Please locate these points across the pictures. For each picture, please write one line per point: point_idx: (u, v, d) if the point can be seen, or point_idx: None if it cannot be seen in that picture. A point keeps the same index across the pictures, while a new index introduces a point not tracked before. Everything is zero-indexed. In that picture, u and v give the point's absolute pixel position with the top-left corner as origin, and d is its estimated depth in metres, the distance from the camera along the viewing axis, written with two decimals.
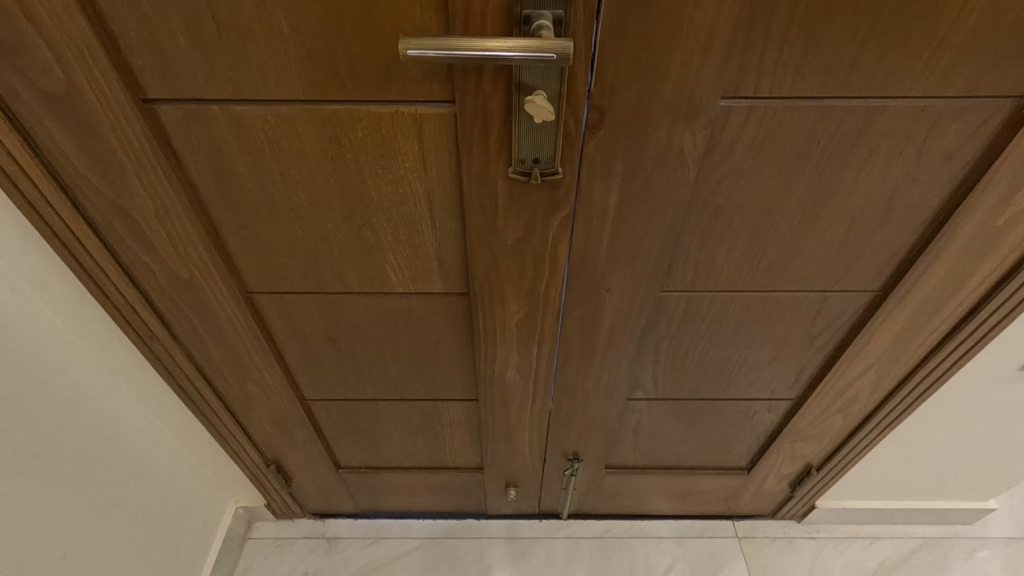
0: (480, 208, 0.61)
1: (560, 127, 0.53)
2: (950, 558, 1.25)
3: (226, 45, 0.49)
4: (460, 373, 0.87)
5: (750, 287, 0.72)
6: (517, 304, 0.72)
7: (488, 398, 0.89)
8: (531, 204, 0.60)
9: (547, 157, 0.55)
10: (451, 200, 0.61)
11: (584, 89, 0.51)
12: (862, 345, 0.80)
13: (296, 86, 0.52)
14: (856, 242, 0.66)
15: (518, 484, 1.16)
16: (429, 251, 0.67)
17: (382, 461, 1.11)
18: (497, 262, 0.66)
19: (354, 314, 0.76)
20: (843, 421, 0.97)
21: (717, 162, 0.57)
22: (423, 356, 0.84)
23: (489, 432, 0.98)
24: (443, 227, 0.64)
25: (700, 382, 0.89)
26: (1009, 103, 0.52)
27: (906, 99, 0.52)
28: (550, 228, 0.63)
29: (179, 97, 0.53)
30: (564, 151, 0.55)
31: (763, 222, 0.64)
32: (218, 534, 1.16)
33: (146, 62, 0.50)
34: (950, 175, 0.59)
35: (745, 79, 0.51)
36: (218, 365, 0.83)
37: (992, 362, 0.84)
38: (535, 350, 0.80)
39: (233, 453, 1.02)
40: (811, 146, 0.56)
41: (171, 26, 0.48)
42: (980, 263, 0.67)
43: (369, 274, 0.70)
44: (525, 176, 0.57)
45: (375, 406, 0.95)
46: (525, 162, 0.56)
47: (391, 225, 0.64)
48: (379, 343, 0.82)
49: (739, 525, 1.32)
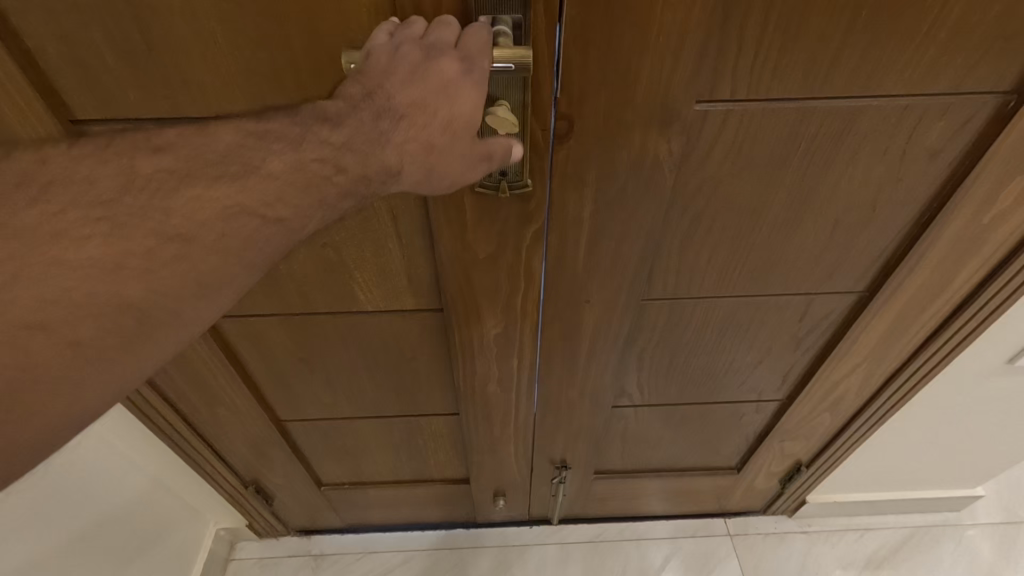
0: (447, 224, 0.58)
1: (526, 138, 0.50)
2: (940, 546, 1.25)
3: (160, 60, 0.46)
4: (440, 386, 0.85)
5: (734, 293, 0.70)
6: (494, 320, 0.69)
7: (470, 412, 0.87)
8: (502, 219, 0.57)
9: (515, 169, 0.52)
10: (416, 215, 0.59)
11: (550, 96, 0.48)
12: (850, 345, 0.78)
13: (240, 98, 0.49)
14: (841, 244, 0.64)
15: (506, 494, 1.13)
16: (396, 268, 0.66)
17: (365, 476, 1.08)
18: (469, 278, 0.63)
19: (324, 333, 0.75)
20: (831, 419, 0.96)
21: (694, 168, 0.55)
22: (399, 371, 0.82)
23: (473, 444, 0.96)
24: (411, 243, 0.63)
25: (686, 388, 0.87)
26: (994, 99, 0.50)
27: (889, 97, 0.50)
28: (523, 241, 0.59)
29: (112, 117, 0.49)
30: (533, 163, 0.52)
31: (745, 228, 0.61)
32: (199, 557, 1.14)
33: (72, 82, 0.47)
34: (935, 173, 0.57)
35: (720, 82, 0.48)
36: (183, 391, 0.82)
37: (978, 355, 0.83)
38: (515, 364, 0.78)
39: (207, 476, 1.00)
40: (792, 148, 0.54)
41: (96, 42, 0.45)
42: (968, 261, 0.65)
43: (336, 292, 0.69)
44: (493, 191, 0.53)
45: (354, 423, 0.93)
46: (492, 176, 0.52)
47: (354, 244, 0.63)
48: (353, 360, 0.80)
49: (731, 523, 1.31)
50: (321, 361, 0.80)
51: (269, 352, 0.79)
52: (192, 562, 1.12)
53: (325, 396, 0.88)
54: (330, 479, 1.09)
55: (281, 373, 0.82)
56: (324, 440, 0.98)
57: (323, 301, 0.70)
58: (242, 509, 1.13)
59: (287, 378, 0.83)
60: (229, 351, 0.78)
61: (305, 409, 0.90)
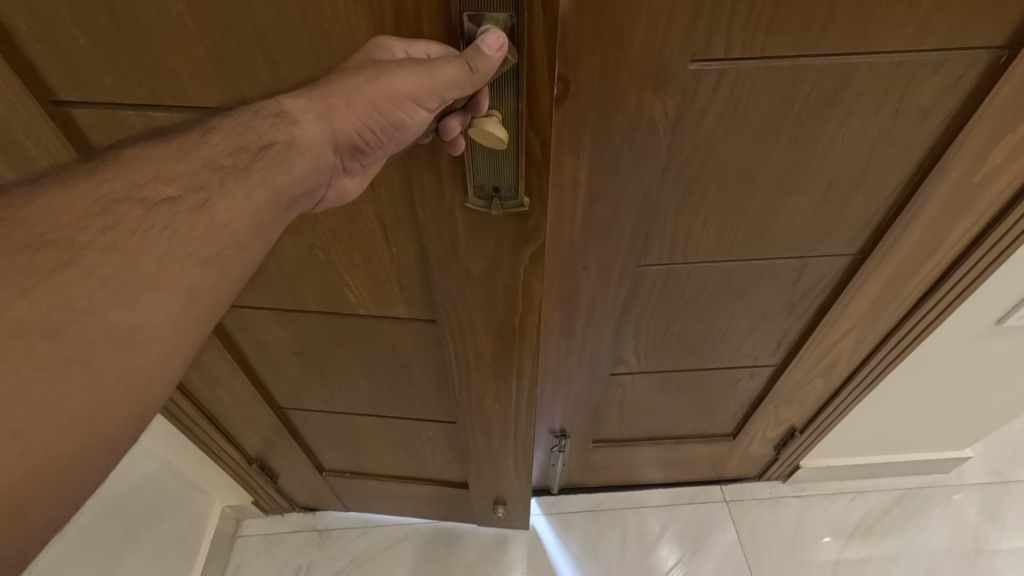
0: (437, 234, 0.58)
1: (520, 153, 0.49)
2: (929, 505, 1.29)
3: (129, 42, 0.46)
4: (435, 390, 0.85)
5: (728, 258, 0.71)
6: (488, 330, 0.69)
7: (467, 421, 0.88)
8: (498, 234, 0.57)
9: (508, 186, 0.51)
10: (406, 225, 0.59)
11: (545, 107, 0.46)
12: (843, 309, 0.79)
13: (211, 90, 0.49)
14: (835, 206, 0.65)
15: (507, 502, 1.12)
16: (388, 276, 0.66)
17: (365, 467, 1.10)
18: (461, 290, 0.64)
19: (318, 332, 0.76)
20: (823, 384, 0.98)
21: (689, 131, 0.55)
22: (394, 374, 0.83)
23: (472, 451, 0.96)
24: (401, 251, 0.62)
25: (681, 354, 0.88)
26: (987, 54, 0.50)
27: (883, 54, 0.50)
28: (521, 259, 0.59)
29: (92, 101, 0.50)
30: (527, 180, 0.51)
31: (739, 192, 0.62)
32: (206, 536, 1.16)
33: (48, 63, 0.47)
34: (928, 134, 0.57)
35: (715, 40, 0.48)
36: (191, 376, 0.84)
37: (967, 318, 0.85)
38: (515, 383, 0.77)
39: (215, 457, 1.02)
40: (785, 111, 0.54)
41: (67, 23, 0.45)
42: (958, 221, 0.66)
43: (328, 293, 0.69)
44: (485, 206, 0.53)
45: (351, 421, 0.95)
46: (484, 190, 0.52)
47: (344, 247, 0.63)
48: (346, 357, 0.80)
49: (727, 489, 1.34)
50: (318, 357, 0.81)
51: (265, 339, 0.79)
52: (200, 542, 1.14)
53: (322, 390, 0.88)
54: (331, 465, 1.10)
55: (278, 363, 0.83)
56: (326, 430, 0.98)
57: (314, 297, 0.70)
58: (246, 486, 1.14)
59: (284, 367, 0.84)
60: (231, 338, 0.78)
61: (302, 398, 0.90)
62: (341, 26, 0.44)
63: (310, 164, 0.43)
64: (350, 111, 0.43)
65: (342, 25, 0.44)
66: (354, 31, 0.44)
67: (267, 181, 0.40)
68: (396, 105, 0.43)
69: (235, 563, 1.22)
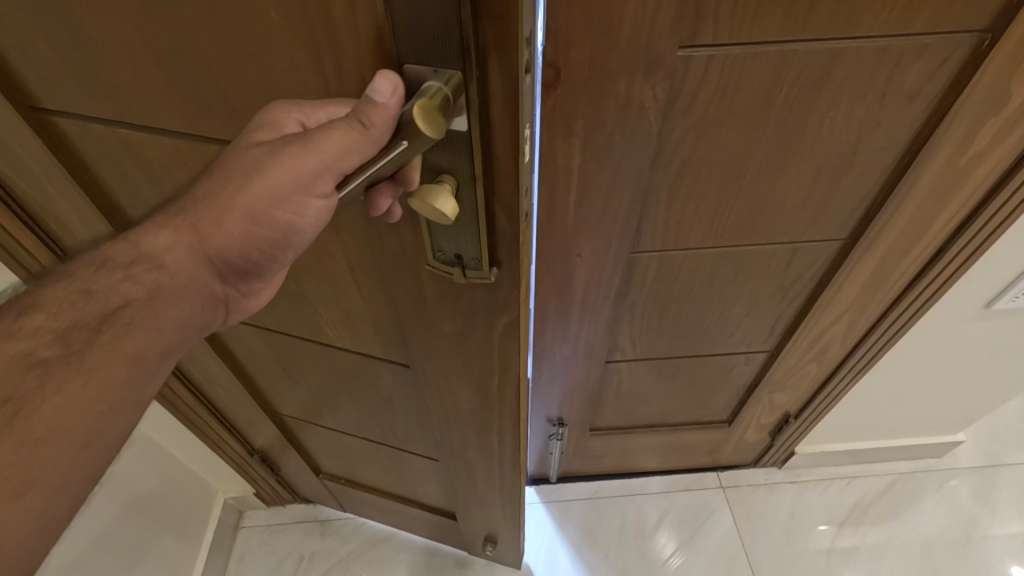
0: (406, 290, 0.55)
1: (477, 223, 0.43)
2: (923, 489, 1.31)
3: (84, 60, 0.43)
4: (416, 425, 0.83)
5: (720, 243, 0.72)
6: (464, 387, 0.66)
7: (452, 464, 0.86)
8: (468, 299, 0.52)
9: (471, 254, 0.46)
10: (374, 274, 0.57)
11: (505, 174, 0.39)
12: (833, 295, 0.81)
13: (172, 116, 0.47)
14: (824, 191, 0.66)
15: (497, 541, 1.09)
16: (362, 313, 0.65)
17: (357, 476, 1.09)
18: (433, 344, 0.61)
19: (299, 353, 0.77)
20: (816, 369, 0.99)
21: (679, 115, 0.56)
22: (378, 404, 0.82)
23: (456, 490, 0.94)
24: (370, 295, 0.61)
25: (677, 340, 0.89)
26: (971, 37, 0.51)
27: (867, 39, 0.51)
28: (495, 329, 0.55)
29: (67, 112, 0.50)
30: (491, 249, 0.45)
31: (730, 177, 0.63)
32: (209, 526, 1.17)
33: (21, 71, 0.47)
34: (914, 117, 0.58)
35: (703, 25, 0.48)
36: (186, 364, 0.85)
37: (958, 303, 0.86)
38: (496, 442, 0.75)
39: (216, 446, 1.04)
40: (773, 95, 0.55)
41: (23, 34, 0.43)
42: (946, 204, 0.68)
43: (308, 322, 0.70)
44: (449, 270, 0.48)
45: (341, 438, 0.96)
46: (446, 255, 0.47)
47: (317, 282, 0.63)
48: (330, 379, 0.80)
49: (723, 476, 1.35)
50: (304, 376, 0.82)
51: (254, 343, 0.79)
52: (203, 530, 1.16)
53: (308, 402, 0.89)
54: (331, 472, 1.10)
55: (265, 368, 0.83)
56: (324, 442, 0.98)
57: (288, 316, 0.70)
58: (248, 477, 1.16)
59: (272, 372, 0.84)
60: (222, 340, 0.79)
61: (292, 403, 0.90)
62: (286, 66, 0.39)
63: (188, 304, 0.42)
64: (225, 232, 0.40)
65: (286, 66, 0.39)
66: (299, 71, 0.39)
67: (117, 349, 0.38)
68: (275, 209, 0.40)
69: (238, 554, 1.24)
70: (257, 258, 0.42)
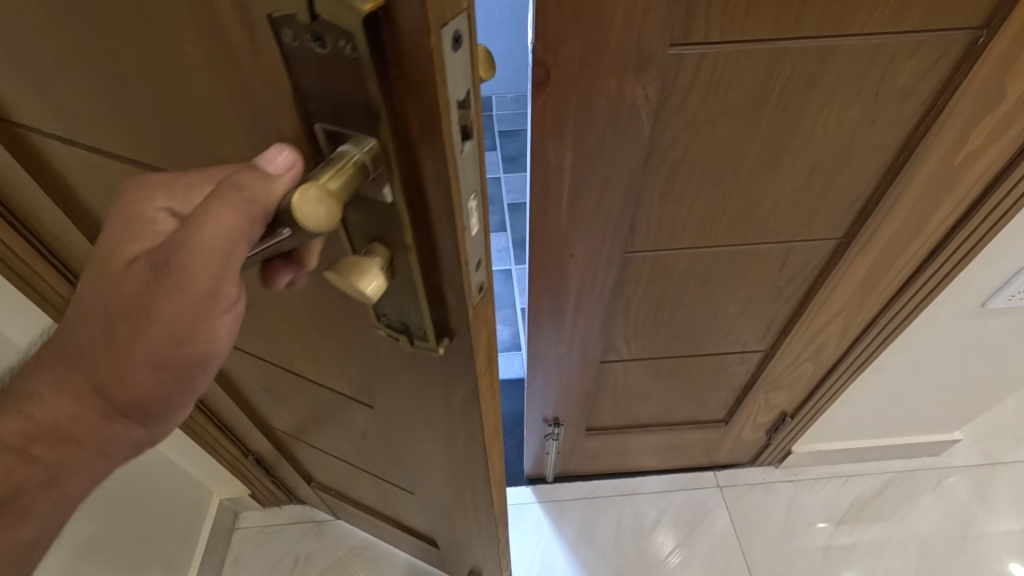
0: (362, 337, 0.52)
1: (418, 298, 0.38)
2: (920, 487, 1.31)
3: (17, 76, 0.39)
4: (392, 459, 0.80)
5: (714, 243, 0.71)
6: (431, 436, 0.62)
7: (430, 499, 0.82)
8: (422, 361, 0.48)
9: (418, 327, 0.42)
10: (330, 319, 0.53)
11: (446, 248, 0.35)
12: (829, 294, 0.80)
13: (114, 141, 0.42)
14: (819, 190, 0.65)
15: None
16: (325, 352, 0.61)
17: (342, 487, 1.06)
18: (396, 391, 0.58)
19: (275, 375, 0.76)
20: (813, 368, 0.99)
21: (672, 114, 0.55)
22: (353, 433, 0.79)
23: (438, 521, 0.90)
24: (329, 336, 0.57)
25: (673, 339, 0.89)
26: (966, 34, 0.51)
27: (860, 36, 0.50)
28: (454, 394, 0.50)
29: (17, 125, 0.46)
30: (438, 324, 0.41)
31: (724, 176, 0.62)
32: (204, 528, 1.17)
33: None
34: (908, 115, 0.58)
35: (694, 23, 0.48)
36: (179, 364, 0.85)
37: (955, 302, 0.86)
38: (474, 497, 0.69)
39: (211, 447, 1.04)
40: (766, 94, 0.54)
41: None
42: (941, 202, 0.67)
43: (275, 349, 0.68)
44: (398, 335, 0.44)
45: (324, 456, 0.95)
46: (393, 322, 0.43)
47: (277, 320, 0.61)
48: (306, 402, 0.78)
49: (720, 475, 1.35)
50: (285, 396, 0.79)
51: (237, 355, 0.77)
52: (198, 532, 1.15)
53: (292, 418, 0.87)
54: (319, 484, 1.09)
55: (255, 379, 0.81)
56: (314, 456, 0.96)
57: (262, 336, 0.67)
58: (244, 478, 1.16)
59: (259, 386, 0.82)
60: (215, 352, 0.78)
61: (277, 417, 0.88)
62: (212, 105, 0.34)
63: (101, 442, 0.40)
64: (127, 368, 0.37)
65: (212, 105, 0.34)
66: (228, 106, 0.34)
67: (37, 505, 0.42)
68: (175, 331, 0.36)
69: (234, 556, 1.23)
70: (159, 401, 0.39)
